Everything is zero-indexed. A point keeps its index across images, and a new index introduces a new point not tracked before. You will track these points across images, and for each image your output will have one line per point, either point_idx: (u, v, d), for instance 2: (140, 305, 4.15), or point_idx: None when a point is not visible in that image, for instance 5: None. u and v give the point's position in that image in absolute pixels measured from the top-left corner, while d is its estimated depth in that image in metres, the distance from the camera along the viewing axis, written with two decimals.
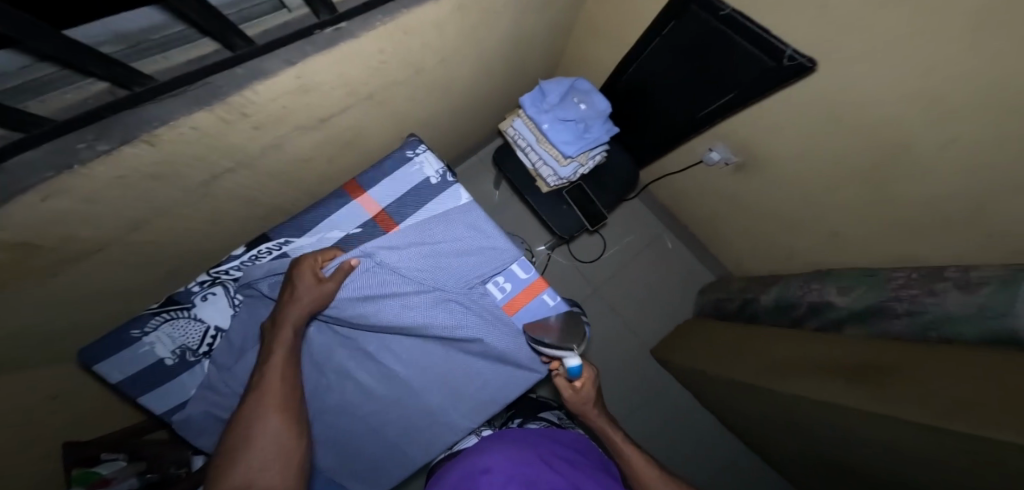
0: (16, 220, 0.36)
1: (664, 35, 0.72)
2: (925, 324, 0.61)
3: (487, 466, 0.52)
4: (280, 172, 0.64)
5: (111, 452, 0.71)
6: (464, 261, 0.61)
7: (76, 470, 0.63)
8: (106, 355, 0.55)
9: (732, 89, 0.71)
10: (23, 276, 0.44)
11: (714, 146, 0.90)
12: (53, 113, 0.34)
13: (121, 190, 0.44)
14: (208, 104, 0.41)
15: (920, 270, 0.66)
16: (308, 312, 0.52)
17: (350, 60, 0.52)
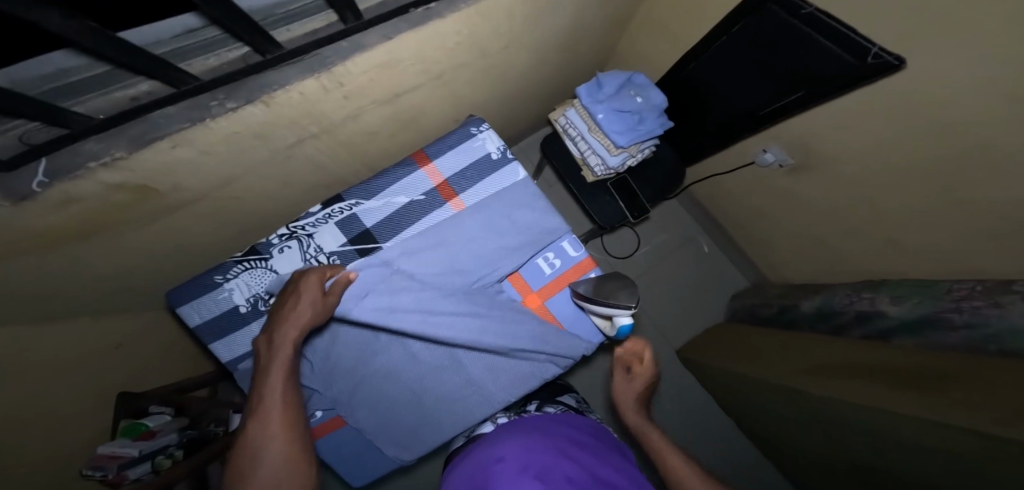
0: (148, 161, 0.44)
1: (736, 31, 0.74)
2: (987, 337, 0.60)
3: (501, 456, 0.53)
4: (353, 142, 0.70)
5: (158, 406, 0.81)
6: (486, 260, 0.64)
7: (125, 422, 0.72)
8: (192, 296, 0.62)
9: (803, 86, 0.71)
10: (140, 212, 0.51)
11: (768, 148, 0.91)
12: (200, 73, 0.41)
13: (230, 146, 0.51)
14: (314, 72, 0.47)
15: (986, 283, 0.65)
16: (307, 326, 0.52)
17: (435, 39, 0.56)
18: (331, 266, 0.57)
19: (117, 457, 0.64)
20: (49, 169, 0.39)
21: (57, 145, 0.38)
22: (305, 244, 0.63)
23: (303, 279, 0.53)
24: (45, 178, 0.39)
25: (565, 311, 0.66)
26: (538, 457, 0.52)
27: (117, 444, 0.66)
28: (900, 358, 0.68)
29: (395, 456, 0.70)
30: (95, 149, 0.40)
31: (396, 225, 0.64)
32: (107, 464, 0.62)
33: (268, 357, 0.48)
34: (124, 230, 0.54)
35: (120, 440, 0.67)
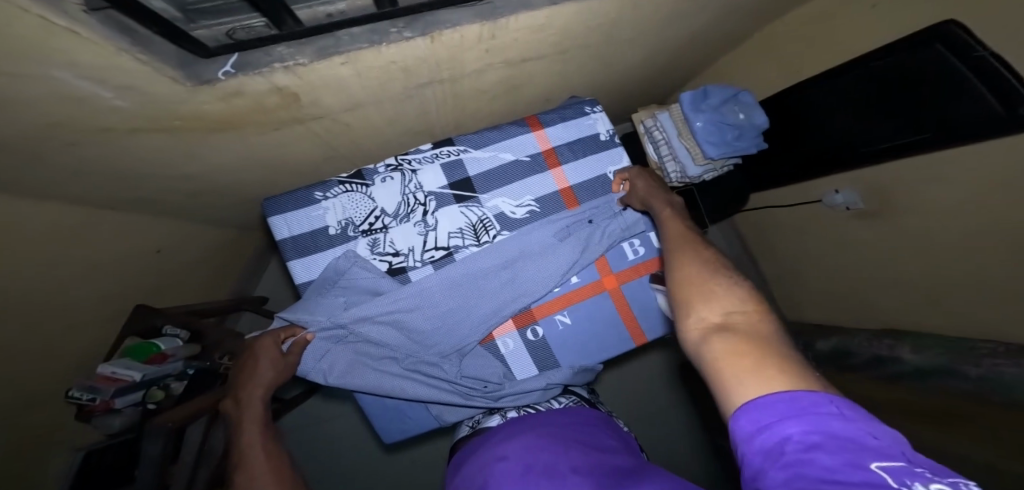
0: (319, 73, 0.46)
1: (894, 58, 0.74)
2: None
3: (504, 455, 0.54)
4: (463, 96, 0.72)
5: (173, 329, 0.92)
6: (537, 269, 0.64)
7: (130, 342, 0.86)
8: (291, 208, 0.64)
9: (926, 131, 0.73)
10: (275, 117, 0.53)
11: (841, 189, 0.97)
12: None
13: (378, 73, 0.53)
14: (483, 19, 0.49)
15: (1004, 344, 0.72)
16: (269, 384, 0.57)
17: (587, 15, 0.57)
18: (287, 327, 0.61)
19: (116, 379, 0.79)
20: (238, 62, 0.41)
21: (257, 44, 0.39)
22: (406, 178, 0.66)
23: (259, 342, 0.58)
24: (232, 69, 0.41)
25: (638, 297, 0.69)
26: (542, 454, 0.53)
27: (117, 367, 0.79)
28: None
29: (438, 416, 0.71)
30: (284, 54, 0.42)
31: (502, 178, 0.67)
32: (102, 386, 0.76)
33: (238, 413, 0.55)
34: (249, 131, 0.55)
35: (120, 364, 0.81)
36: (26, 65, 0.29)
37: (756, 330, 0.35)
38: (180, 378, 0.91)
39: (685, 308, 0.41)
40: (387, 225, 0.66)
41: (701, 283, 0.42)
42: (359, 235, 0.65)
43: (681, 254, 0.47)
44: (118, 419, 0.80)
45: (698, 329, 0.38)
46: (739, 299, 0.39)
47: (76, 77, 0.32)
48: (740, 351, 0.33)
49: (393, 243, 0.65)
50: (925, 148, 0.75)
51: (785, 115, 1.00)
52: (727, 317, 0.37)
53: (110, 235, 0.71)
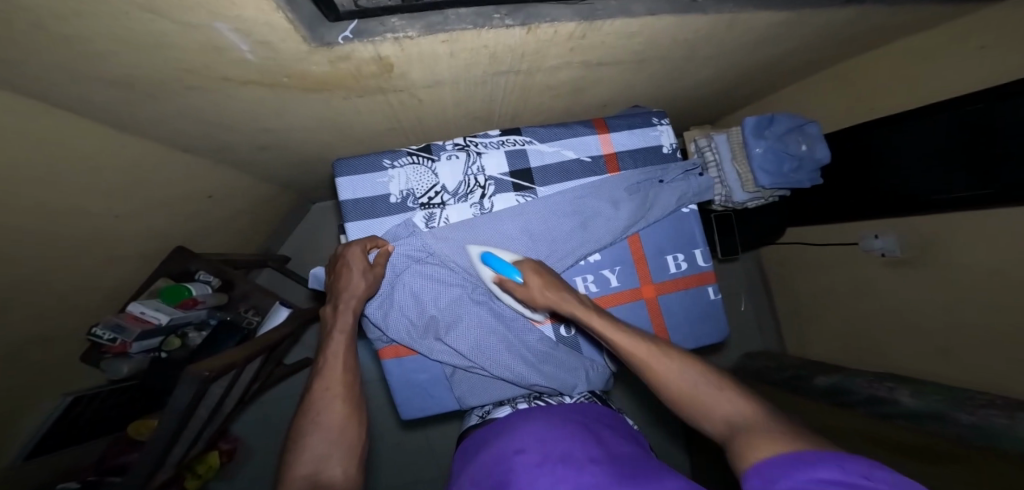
0: (420, 46, 0.48)
1: (972, 108, 0.74)
2: (980, 434, 0.68)
3: (521, 447, 0.56)
4: (534, 90, 0.74)
5: (205, 275, 0.96)
6: (599, 235, 0.67)
7: (165, 284, 0.89)
8: (358, 172, 0.66)
9: (989, 187, 0.73)
10: (363, 85, 0.56)
11: (882, 235, 0.98)
12: None
13: (467, 54, 0.54)
14: (582, 17, 0.51)
15: (1003, 399, 0.72)
16: (361, 296, 0.61)
17: (678, 27, 0.59)
18: (370, 238, 0.64)
19: (143, 320, 0.83)
20: (356, 29, 0.43)
21: (376, 12, 0.43)
22: (472, 159, 0.68)
23: (347, 253, 0.61)
24: (351, 35, 0.43)
25: (674, 310, 0.70)
26: (557, 445, 0.55)
27: (148, 309, 0.83)
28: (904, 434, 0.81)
29: (459, 397, 0.73)
30: (396, 25, 0.45)
31: (561, 173, 0.69)
32: (129, 326, 0.81)
33: (332, 322, 0.60)
34: (335, 94, 0.57)
35: (151, 305, 0.84)
36: (194, 11, 0.32)
37: (756, 419, 0.44)
38: (199, 327, 0.97)
39: (693, 419, 0.49)
40: (446, 201, 0.68)
41: (684, 391, 0.50)
42: (417, 208, 0.67)
43: (649, 365, 0.52)
44: (125, 365, 0.85)
45: (719, 435, 0.47)
46: (724, 399, 0.48)
47: (226, 25, 0.35)
48: (751, 441, 0.41)
49: (448, 219, 0.68)
50: (979, 204, 0.76)
51: (840, 156, 1.02)
52: (729, 421, 0.46)
53: (176, 174, 0.73)
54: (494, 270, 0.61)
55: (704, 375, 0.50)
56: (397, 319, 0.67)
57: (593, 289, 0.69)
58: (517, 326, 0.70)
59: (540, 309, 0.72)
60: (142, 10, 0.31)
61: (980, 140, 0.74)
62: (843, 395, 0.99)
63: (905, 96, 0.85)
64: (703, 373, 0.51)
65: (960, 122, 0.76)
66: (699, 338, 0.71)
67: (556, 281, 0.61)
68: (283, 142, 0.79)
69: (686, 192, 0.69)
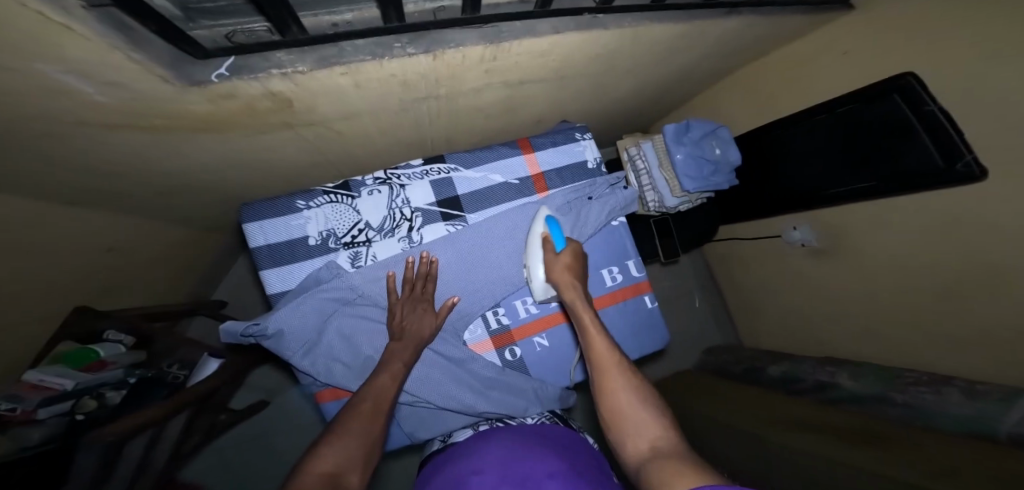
0: (318, 82, 0.45)
1: (851, 107, 0.82)
2: (918, 414, 0.75)
3: (480, 468, 0.55)
4: (457, 114, 0.73)
5: (116, 334, 0.85)
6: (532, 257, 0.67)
7: (65, 346, 0.75)
8: (271, 216, 0.62)
9: (876, 178, 0.82)
10: (262, 123, 0.52)
11: (798, 227, 1.06)
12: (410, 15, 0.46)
13: (377, 85, 0.52)
14: (488, 41, 0.51)
15: (930, 376, 0.81)
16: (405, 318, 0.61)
17: (585, 45, 0.60)
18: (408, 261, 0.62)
19: (43, 388, 0.67)
20: (233, 65, 0.39)
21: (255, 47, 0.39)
22: (395, 192, 0.65)
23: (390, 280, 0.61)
24: (226, 72, 0.39)
25: (614, 323, 0.71)
26: (517, 467, 0.53)
27: (46, 374, 0.69)
28: (834, 417, 0.85)
29: (410, 434, 0.70)
30: (283, 59, 0.41)
31: (487, 198, 0.68)
32: (25, 394, 0.64)
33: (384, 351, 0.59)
34: (230, 133, 0.52)
35: (49, 371, 0.70)
36: (15, 54, 0.27)
37: (676, 452, 0.42)
38: (118, 386, 0.79)
39: (620, 435, 0.47)
40: (371, 238, 0.64)
41: (626, 405, 0.48)
42: (340, 248, 0.64)
43: (604, 371, 0.51)
44: (39, 432, 0.61)
45: (637, 457, 0.44)
46: (657, 427, 0.46)
47: (55, 67, 0.30)
48: (667, 471, 0.39)
49: (375, 256, 0.64)
50: (872, 195, 0.84)
51: (755, 156, 1.10)
52: (653, 448, 0.44)
53: (62, 229, 0.64)
54: (547, 229, 0.63)
55: (648, 398, 0.48)
56: (329, 370, 0.62)
57: (534, 310, 0.72)
58: (459, 357, 0.68)
59: (483, 337, 0.71)
60: None
61: (868, 137, 0.81)
62: (795, 383, 1.05)
63: (803, 98, 0.92)
64: (651, 402, 0.48)
65: (846, 119, 0.84)
66: (641, 347, 0.72)
67: (574, 266, 0.61)
68: (184, 185, 0.71)
69: (614, 206, 0.71)
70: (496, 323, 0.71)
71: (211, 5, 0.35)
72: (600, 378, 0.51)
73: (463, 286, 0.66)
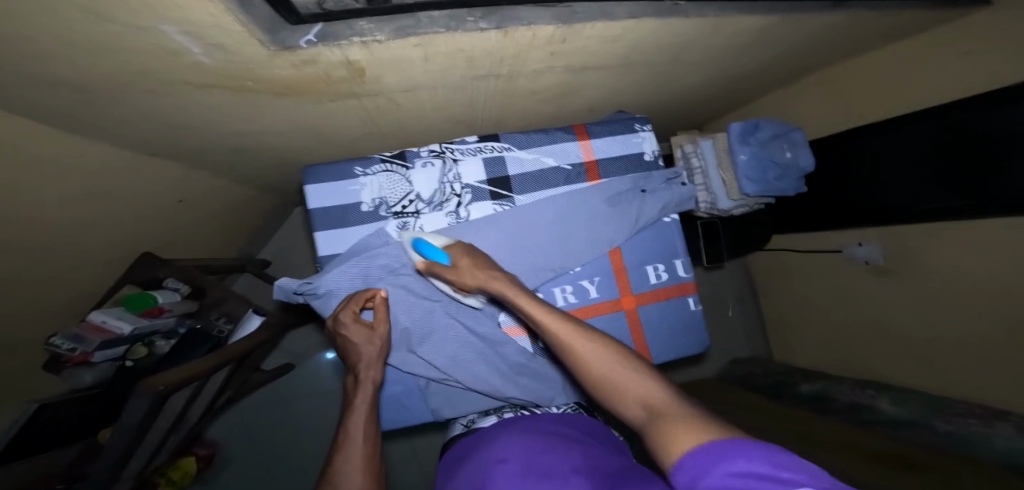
0: (388, 53, 0.45)
1: (958, 115, 0.74)
2: (963, 442, 0.69)
3: (503, 457, 0.55)
4: (513, 95, 0.72)
5: (174, 281, 0.93)
6: (579, 247, 0.67)
7: (128, 290, 0.86)
8: (328, 179, 0.64)
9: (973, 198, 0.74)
10: (328, 91, 0.53)
11: (865, 242, 0.98)
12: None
13: (443, 58, 0.52)
14: (562, 21, 0.49)
15: (982, 411, 0.75)
16: (375, 358, 0.60)
17: (658, 33, 0.57)
18: (357, 296, 0.61)
19: (104, 330, 0.78)
20: (321, 32, 0.39)
21: (341, 15, 0.39)
22: (447, 167, 0.66)
23: (343, 317, 0.60)
24: (315, 38, 0.39)
25: (652, 322, 0.70)
26: (541, 458, 0.54)
27: (110, 317, 0.79)
28: (865, 437, 0.80)
29: (436, 409, 0.72)
30: (366, 28, 0.41)
31: (536, 181, 0.67)
32: (88, 336, 0.76)
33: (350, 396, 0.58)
34: (303, 99, 0.54)
35: (112, 313, 0.80)
36: (136, 13, 0.29)
37: (671, 401, 0.40)
38: (168, 336, 0.94)
39: (611, 401, 0.45)
40: (420, 210, 0.66)
41: (606, 373, 0.45)
42: (390, 216, 0.66)
43: (572, 349, 0.47)
44: (89, 373, 0.82)
45: (634, 419, 0.42)
46: (640, 379, 0.44)
47: (173, 28, 0.32)
48: (671, 424, 0.37)
49: (423, 228, 0.66)
50: (959, 215, 0.77)
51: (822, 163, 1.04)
52: (647, 404, 0.42)
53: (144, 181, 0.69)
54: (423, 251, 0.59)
55: (622, 355, 0.46)
56: None
57: (572, 300, 0.69)
58: (492, 339, 0.71)
59: (518, 321, 0.73)
60: (86, 14, 0.28)
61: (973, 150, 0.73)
62: (826, 401, 0.99)
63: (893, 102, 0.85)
64: (625, 356, 0.46)
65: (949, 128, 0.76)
66: (679, 349, 0.71)
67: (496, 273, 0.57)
68: (251, 144, 0.75)
69: (667, 202, 0.68)
70: None
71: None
72: (569, 356, 0.48)
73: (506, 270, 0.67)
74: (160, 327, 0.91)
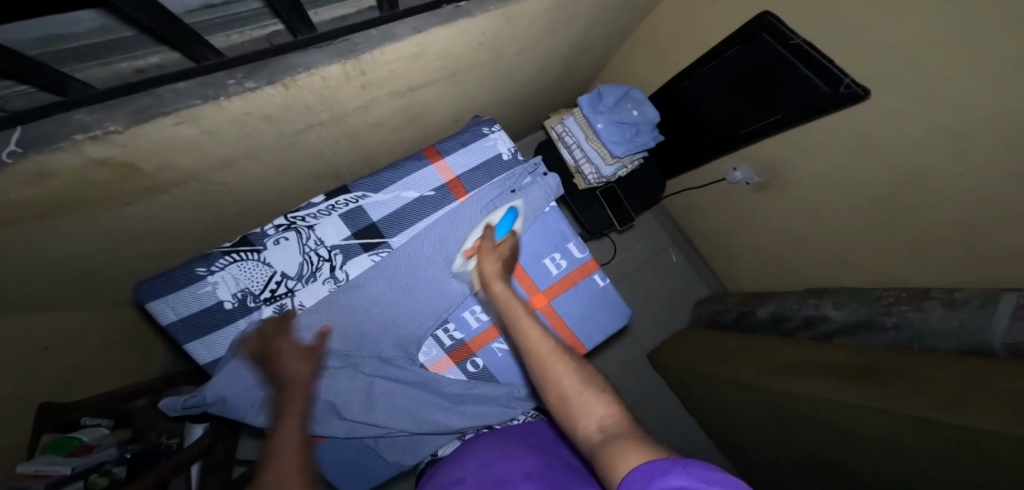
0: (147, 139, 0.41)
1: (744, 46, 0.82)
2: (910, 336, 0.77)
3: (461, 476, 0.54)
4: (354, 135, 0.68)
5: (91, 418, 0.77)
6: (471, 265, 0.65)
7: (49, 435, 0.69)
8: (171, 291, 0.57)
9: (779, 111, 0.85)
10: (106, 194, 0.47)
11: (738, 166, 1.06)
12: (228, 48, 0.42)
13: (234, 128, 0.48)
14: (345, 57, 0.47)
15: (908, 290, 0.82)
16: (311, 377, 0.52)
17: (457, 38, 0.57)
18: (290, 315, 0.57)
19: (44, 477, 0.61)
20: (24, 137, 0.35)
21: (42, 114, 0.34)
22: (304, 235, 0.61)
23: (283, 328, 0.55)
24: (18, 147, 0.34)
25: (571, 311, 0.69)
26: (496, 468, 0.53)
27: (43, 462, 0.62)
28: (834, 353, 0.87)
29: (396, 461, 0.68)
30: (86, 120, 0.37)
31: (405, 217, 0.64)
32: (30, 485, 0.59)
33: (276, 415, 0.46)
34: (87, 210, 0.48)
35: (43, 459, 0.63)
36: None
37: (629, 430, 0.37)
38: (118, 463, 0.75)
39: (568, 421, 0.41)
40: (293, 288, 0.61)
41: (570, 389, 0.42)
42: (262, 305, 0.60)
43: (542, 361, 0.45)
44: None
45: (588, 439, 0.39)
46: (604, 402, 0.41)
47: None
48: (617, 443, 0.35)
49: (304, 305, 0.61)
50: (782, 126, 0.87)
51: (672, 110, 1.11)
52: (602, 427, 0.39)
53: None
54: (499, 218, 0.65)
55: (592, 379, 0.43)
56: None
57: (486, 316, 0.67)
58: (420, 380, 0.65)
59: (440, 356, 0.67)
60: None
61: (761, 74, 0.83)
62: (784, 322, 1.06)
63: (701, 40, 0.93)
64: (596, 380, 0.44)
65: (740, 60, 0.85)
66: (604, 328, 0.71)
67: (511, 257, 0.59)
68: (81, 271, 0.66)
69: (541, 193, 0.68)
70: (449, 339, 0.67)
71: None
72: (539, 366, 0.45)
73: (405, 315, 0.63)
74: (104, 457, 0.73)
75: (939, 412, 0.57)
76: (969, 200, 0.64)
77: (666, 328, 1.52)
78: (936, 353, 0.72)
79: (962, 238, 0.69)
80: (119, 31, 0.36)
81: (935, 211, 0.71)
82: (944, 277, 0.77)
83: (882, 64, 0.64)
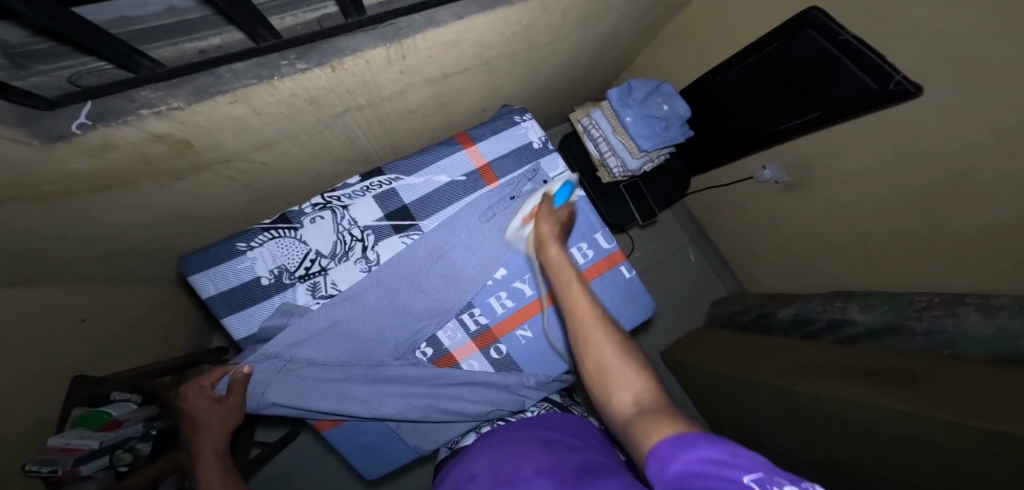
0: (203, 118, 0.43)
1: (781, 40, 0.81)
2: (941, 341, 0.76)
3: (473, 474, 0.55)
4: (388, 120, 0.70)
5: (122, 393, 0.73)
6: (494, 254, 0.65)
7: (80, 410, 0.65)
8: (213, 265, 0.60)
9: (818, 108, 0.83)
10: (159, 170, 0.49)
11: (767, 165, 1.06)
12: (283, 31, 0.43)
13: (281, 109, 0.49)
14: (389, 41, 0.47)
15: (941, 295, 0.80)
16: (218, 435, 0.56)
17: (495, 26, 0.57)
18: (213, 370, 0.59)
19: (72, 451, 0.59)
20: (93, 112, 0.37)
21: (111, 90, 0.36)
22: (338, 215, 0.63)
23: (188, 397, 0.57)
24: (88, 120, 0.36)
25: None
26: (508, 465, 0.54)
27: (73, 437, 0.60)
28: (862, 356, 0.85)
29: (416, 445, 0.70)
30: (151, 97, 0.38)
31: (435, 202, 0.65)
32: (58, 459, 0.57)
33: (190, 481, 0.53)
34: (138, 185, 0.50)
35: (74, 432, 0.61)
36: None
37: (665, 408, 0.36)
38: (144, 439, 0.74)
39: (603, 392, 0.41)
40: (326, 266, 0.62)
41: (609, 361, 0.41)
42: (297, 282, 0.62)
43: (585, 329, 0.43)
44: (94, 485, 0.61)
45: (623, 412, 0.39)
46: (642, 378, 0.40)
47: None
48: (655, 418, 0.35)
49: (335, 284, 0.62)
50: (819, 124, 0.85)
51: (701, 105, 1.10)
52: (637, 403, 0.38)
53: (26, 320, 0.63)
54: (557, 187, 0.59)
55: (634, 353, 0.42)
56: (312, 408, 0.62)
57: (509, 304, 0.67)
58: (427, 377, 0.65)
59: (464, 341, 0.67)
60: None
61: (799, 70, 0.82)
62: (807, 324, 1.05)
63: (735, 34, 0.91)
64: (637, 355, 0.42)
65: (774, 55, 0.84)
66: (627, 320, 0.71)
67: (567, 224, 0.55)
68: (125, 245, 0.69)
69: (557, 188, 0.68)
70: (474, 324, 0.67)
71: (35, 47, 0.34)
72: (580, 332, 0.43)
73: (429, 300, 0.64)
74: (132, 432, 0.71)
75: (971, 416, 0.56)
76: (1013, 204, 0.63)
77: (682, 328, 1.51)
78: (964, 358, 0.72)
79: (1004, 242, 0.67)
80: (187, 12, 0.38)
81: (974, 214, 0.69)
82: (981, 283, 0.75)
83: (924, 62, 0.62)
